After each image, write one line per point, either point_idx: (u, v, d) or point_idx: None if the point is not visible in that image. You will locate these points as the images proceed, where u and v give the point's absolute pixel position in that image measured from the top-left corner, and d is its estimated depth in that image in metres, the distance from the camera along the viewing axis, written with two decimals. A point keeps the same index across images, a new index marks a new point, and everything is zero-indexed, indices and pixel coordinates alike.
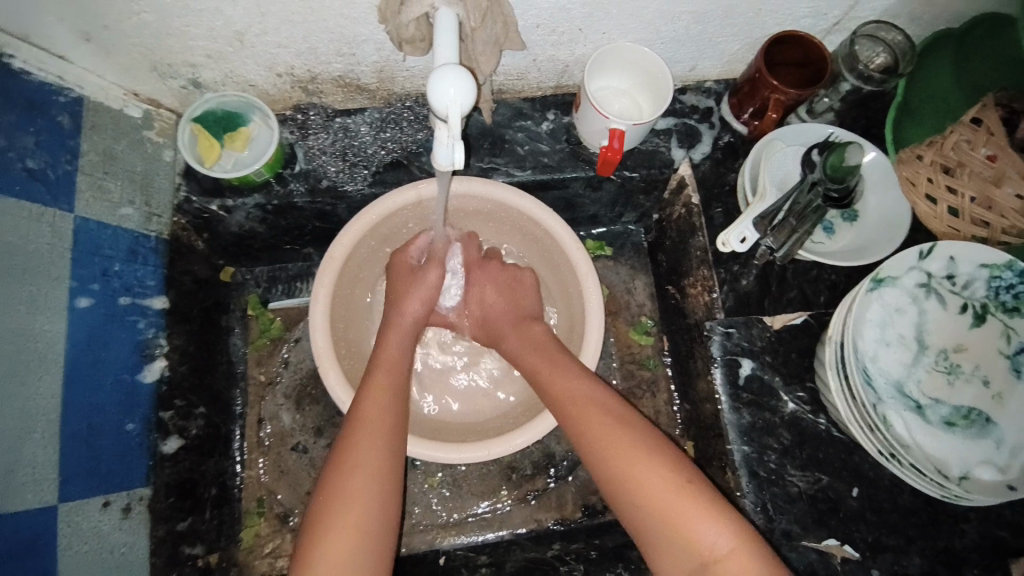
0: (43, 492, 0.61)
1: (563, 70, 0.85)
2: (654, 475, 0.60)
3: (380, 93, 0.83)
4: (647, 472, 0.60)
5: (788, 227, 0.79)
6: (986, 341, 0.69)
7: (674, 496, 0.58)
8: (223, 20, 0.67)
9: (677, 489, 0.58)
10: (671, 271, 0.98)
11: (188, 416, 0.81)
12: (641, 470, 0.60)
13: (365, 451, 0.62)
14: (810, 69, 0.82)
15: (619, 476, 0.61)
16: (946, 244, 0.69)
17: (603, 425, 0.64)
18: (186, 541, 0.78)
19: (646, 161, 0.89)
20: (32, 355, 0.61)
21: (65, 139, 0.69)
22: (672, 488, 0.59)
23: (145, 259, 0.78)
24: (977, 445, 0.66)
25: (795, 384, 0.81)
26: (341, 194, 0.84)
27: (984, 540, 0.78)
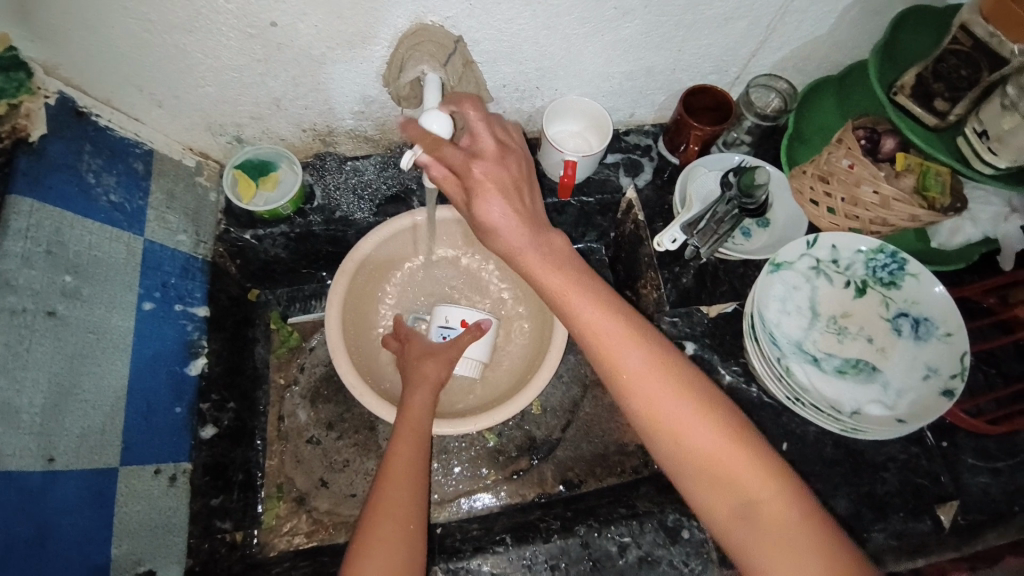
0: (110, 454, 0.75)
1: (528, 119, 1.07)
2: (715, 434, 0.64)
3: (382, 142, 1.05)
4: (710, 437, 0.64)
5: (710, 231, 0.97)
6: (869, 308, 0.88)
7: (731, 454, 0.64)
8: (265, 90, 0.89)
9: (735, 450, 0.64)
10: (627, 278, 1.17)
11: (222, 408, 0.95)
12: (702, 437, 0.64)
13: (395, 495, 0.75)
14: (720, 113, 1.05)
15: (680, 440, 0.65)
16: (827, 235, 0.89)
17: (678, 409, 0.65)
18: (218, 515, 0.91)
19: (599, 188, 1.10)
20: (108, 343, 0.78)
21: (139, 180, 0.88)
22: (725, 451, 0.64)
23: (194, 276, 0.96)
24: (865, 387, 0.83)
25: (731, 360, 0.98)
26: (351, 222, 1.05)
27: (904, 486, 0.92)
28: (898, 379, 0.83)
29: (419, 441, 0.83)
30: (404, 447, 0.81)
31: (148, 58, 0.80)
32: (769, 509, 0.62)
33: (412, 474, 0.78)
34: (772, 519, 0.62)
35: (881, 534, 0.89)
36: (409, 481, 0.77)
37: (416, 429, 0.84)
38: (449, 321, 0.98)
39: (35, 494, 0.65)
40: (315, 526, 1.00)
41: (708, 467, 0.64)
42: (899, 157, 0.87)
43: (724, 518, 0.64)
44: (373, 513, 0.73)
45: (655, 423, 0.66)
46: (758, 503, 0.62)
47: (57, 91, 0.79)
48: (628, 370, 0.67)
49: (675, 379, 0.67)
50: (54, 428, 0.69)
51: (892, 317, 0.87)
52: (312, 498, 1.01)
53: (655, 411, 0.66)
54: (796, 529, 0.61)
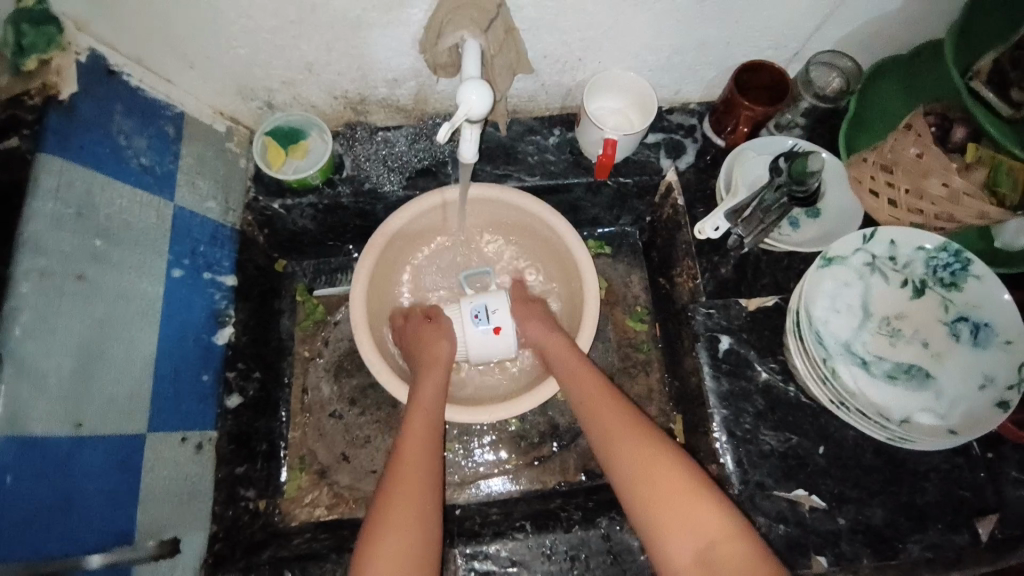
0: (136, 420, 0.75)
1: (567, 94, 1.02)
2: (679, 481, 0.71)
3: (415, 113, 1.01)
4: (673, 484, 0.71)
5: (756, 220, 0.93)
6: (925, 309, 0.82)
7: (690, 499, 0.70)
8: (298, 54, 0.86)
9: (696, 489, 0.70)
10: (662, 265, 1.13)
11: (247, 378, 0.96)
12: (667, 481, 0.71)
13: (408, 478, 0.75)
14: (777, 91, 0.98)
15: (648, 487, 0.72)
16: (886, 230, 0.82)
17: (647, 451, 0.75)
18: (241, 484, 0.92)
19: (638, 170, 1.04)
20: (136, 309, 0.77)
21: (169, 144, 0.86)
22: (688, 488, 0.71)
23: (222, 244, 0.94)
24: (916, 394, 0.78)
25: (769, 356, 0.93)
26: (380, 195, 1.01)
27: (946, 497, 0.87)
28: (953, 387, 0.78)
29: (432, 429, 0.81)
30: (415, 434, 0.80)
31: (180, 16, 0.77)
32: (725, 551, 0.65)
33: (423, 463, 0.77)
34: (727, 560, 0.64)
35: (917, 546, 0.85)
36: (420, 470, 0.76)
37: (428, 412, 0.83)
38: (492, 312, 0.95)
39: (63, 459, 0.66)
40: (336, 499, 1.00)
41: (670, 511, 0.69)
42: (970, 149, 0.79)
43: (686, 567, 0.66)
44: (384, 504, 0.72)
45: (629, 464, 0.75)
46: (713, 537, 0.66)
47: (87, 49, 0.76)
48: (612, 422, 0.80)
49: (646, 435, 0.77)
50: (81, 394, 0.69)
51: (951, 321, 0.81)
52: (333, 471, 1.01)
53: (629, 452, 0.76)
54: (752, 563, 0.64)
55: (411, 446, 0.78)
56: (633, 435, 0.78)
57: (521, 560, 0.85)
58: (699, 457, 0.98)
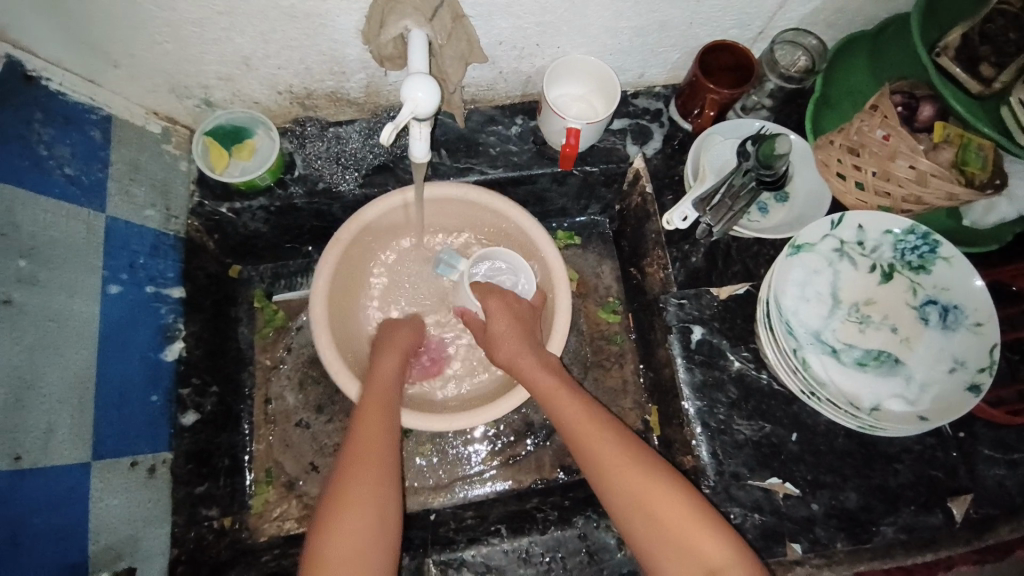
0: (81, 449, 0.71)
1: (527, 81, 0.97)
2: (675, 507, 0.70)
3: (367, 106, 0.96)
4: (669, 511, 0.69)
5: (726, 207, 0.91)
6: (894, 295, 0.82)
7: (688, 527, 0.68)
8: (232, 48, 0.80)
9: (695, 517, 0.69)
10: (632, 254, 1.10)
11: (203, 393, 0.92)
12: (668, 508, 0.69)
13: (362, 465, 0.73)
14: (740, 73, 0.94)
15: (641, 512, 0.70)
16: (855, 214, 0.81)
17: (642, 478, 0.72)
18: (203, 503, 0.88)
19: (604, 157, 1.01)
20: (71, 331, 0.72)
21: (98, 150, 0.80)
22: (686, 515, 0.69)
23: (166, 254, 0.89)
24: (887, 380, 0.78)
25: (741, 345, 0.92)
26: (336, 195, 0.96)
27: (919, 479, 0.88)
28: (922, 372, 0.78)
29: (387, 421, 0.78)
30: (368, 425, 0.76)
31: (98, 12, 0.71)
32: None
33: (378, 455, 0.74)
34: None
35: (891, 527, 0.85)
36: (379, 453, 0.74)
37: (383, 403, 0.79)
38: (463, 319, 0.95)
39: (4, 497, 0.62)
40: (306, 511, 0.98)
41: (668, 537, 0.68)
42: (938, 127, 0.78)
43: None
44: (336, 502, 0.69)
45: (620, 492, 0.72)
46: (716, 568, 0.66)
47: (4, 56, 0.69)
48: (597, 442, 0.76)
49: (632, 455, 0.74)
50: (18, 425, 0.64)
51: (920, 305, 0.80)
52: (301, 482, 0.99)
53: (623, 479, 0.72)
54: None
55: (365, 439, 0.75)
56: (623, 459, 0.74)
57: (497, 565, 0.84)
58: (674, 448, 0.97)
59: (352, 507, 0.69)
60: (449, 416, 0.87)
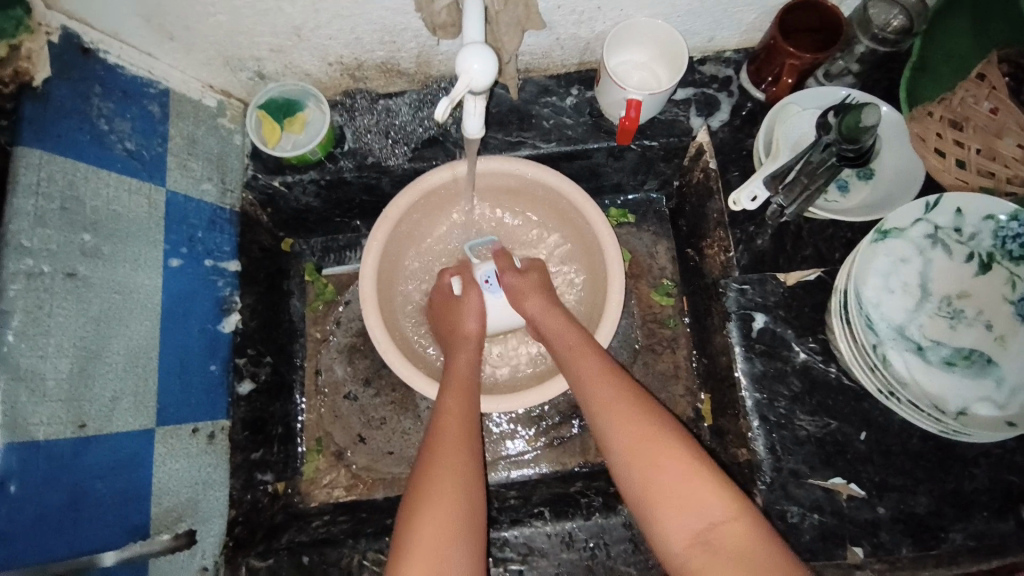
0: (144, 417, 0.74)
1: (585, 47, 0.91)
2: (681, 461, 0.67)
3: (418, 76, 0.93)
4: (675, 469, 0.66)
5: (800, 186, 0.84)
6: (990, 287, 0.73)
7: (693, 478, 0.66)
8: (283, 18, 0.79)
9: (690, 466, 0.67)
10: (690, 235, 1.04)
11: (259, 363, 0.95)
12: (675, 457, 0.67)
13: (450, 447, 0.72)
14: (825, 35, 0.85)
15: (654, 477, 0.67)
16: (953, 196, 0.73)
17: (638, 425, 0.71)
18: (259, 468, 0.92)
19: (665, 130, 0.94)
20: (135, 303, 0.74)
21: (156, 125, 0.81)
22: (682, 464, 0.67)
23: (222, 228, 0.91)
24: (976, 382, 0.70)
25: (807, 336, 0.85)
26: (385, 169, 0.94)
27: (995, 484, 0.81)
28: (1017, 374, 0.70)
29: (467, 420, 0.76)
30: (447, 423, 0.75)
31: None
32: (730, 532, 0.62)
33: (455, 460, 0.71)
34: (733, 542, 0.61)
35: (961, 535, 0.79)
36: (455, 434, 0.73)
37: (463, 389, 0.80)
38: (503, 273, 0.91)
39: (66, 462, 0.65)
40: (355, 483, 1.01)
41: (670, 493, 0.66)
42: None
43: (685, 549, 0.63)
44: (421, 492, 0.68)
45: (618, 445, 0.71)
46: (715, 521, 0.63)
47: (60, 27, 0.70)
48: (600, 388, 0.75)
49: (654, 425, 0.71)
50: (84, 393, 0.67)
51: (1019, 300, 0.72)
52: (350, 453, 1.02)
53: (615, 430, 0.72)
54: (754, 550, 0.61)
55: (442, 435, 0.73)
56: (617, 404, 0.73)
57: (540, 547, 0.84)
58: (727, 439, 0.93)
59: (434, 512, 0.65)
60: (499, 398, 0.86)
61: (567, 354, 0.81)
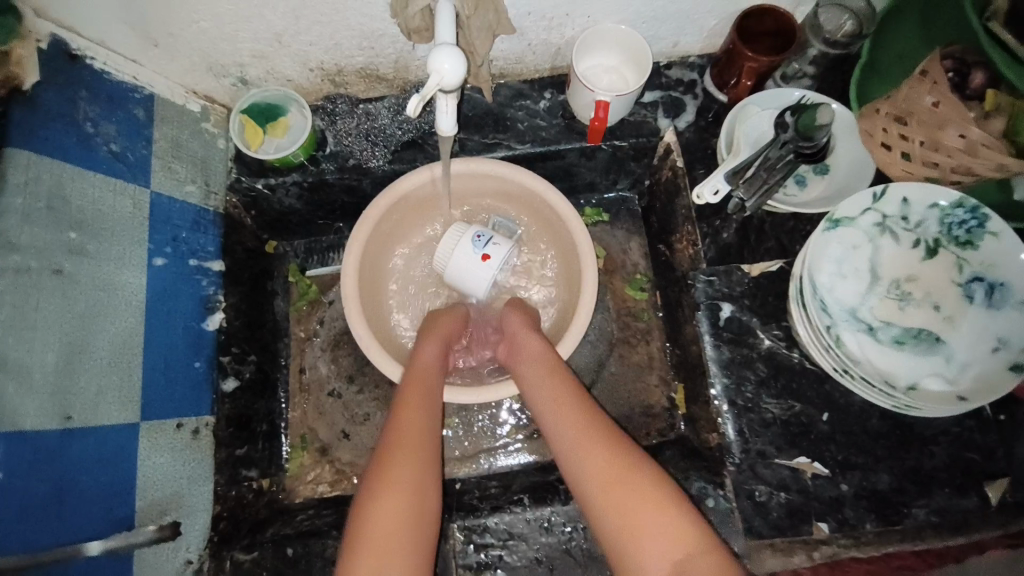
0: (128, 411, 0.76)
1: (555, 52, 0.96)
2: (652, 498, 0.70)
3: (396, 81, 0.97)
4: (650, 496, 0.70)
5: (760, 181, 0.88)
6: (937, 271, 0.78)
7: (659, 511, 0.69)
8: (265, 24, 0.83)
9: (657, 501, 0.69)
10: (661, 231, 1.08)
11: (243, 361, 0.96)
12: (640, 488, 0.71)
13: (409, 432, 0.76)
14: (780, 40, 0.91)
15: (621, 498, 0.70)
16: (898, 186, 0.78)
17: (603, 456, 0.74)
18: (243, 465, 0.93)
19: (634, 131, 0.99)
20: (119, 300, 0.76)
21: (141, 128, 0.84)
22: (650, 497, 0.70)
23: (206, 229, 0.93)
24: (925, 359, 0.75)
25: (771, 323, 0.90)
26: (365, 171, 0.98)
27: (954, 461, 0.85)
28: (964, 351, 0.74)
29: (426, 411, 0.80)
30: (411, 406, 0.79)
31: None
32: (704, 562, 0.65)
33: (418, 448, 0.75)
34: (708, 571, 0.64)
35: (923, 510, 0.83)
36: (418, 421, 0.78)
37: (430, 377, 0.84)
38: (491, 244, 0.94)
39: (53, 453, 0.66)
40: (340, 479, 1.02)
41: (640, 522, 0.68)
42: (988, 96, 0.73)
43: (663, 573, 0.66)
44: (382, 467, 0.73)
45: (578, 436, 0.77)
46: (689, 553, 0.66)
47: (48, 36, 0.73)
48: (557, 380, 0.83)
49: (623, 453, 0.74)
50: (70, 387, 0.69)
51: (965, 282, 0.77)
52: (335, 450, 1.04)
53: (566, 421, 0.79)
54: None
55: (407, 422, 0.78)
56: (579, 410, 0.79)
57: (519, 532, 0.86)
58: (699, 426, 0.97)
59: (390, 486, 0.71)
60: (477, 390, 0.90)
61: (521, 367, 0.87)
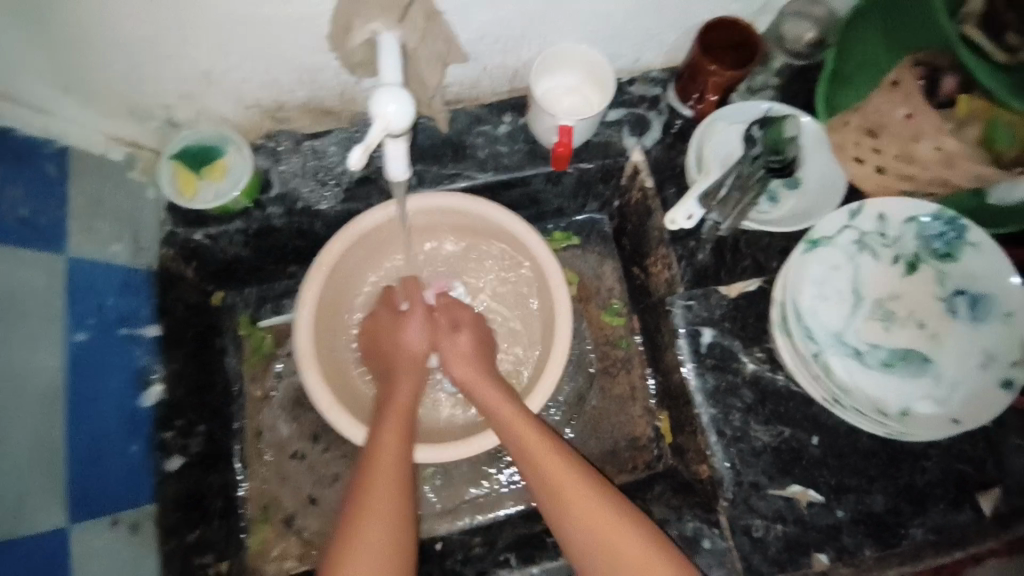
0: (55, 516, 0.67)
1: (513, 75, 0.91)
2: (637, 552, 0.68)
3: (344, 114, 0.90)
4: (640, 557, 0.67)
5: (733, 198, 0.86)
6: (920, 286, 0.76)
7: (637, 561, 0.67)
8: (189, 62, 0.75)
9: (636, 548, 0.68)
10: (634, 253, 1.04)
11: (189, 433, 0.87)
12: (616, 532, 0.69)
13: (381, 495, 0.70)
14: (745, 50, 0.87)
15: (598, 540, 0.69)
16: (874, 202, 0.75)
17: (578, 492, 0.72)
18: (196, 551, 0.83)
19: (599, 152, 0.94)
20: (35, 389, 0.67)
21: (54, 186, 0.74)
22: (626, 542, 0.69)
23: (137, 290, 0.84)
24: (915, 381, 0.72)
25: (754, 346, 0.86)
26: (316, 213, 0.90)
27: (946, 475, 0.82)
28: (954, 369, 0.72)
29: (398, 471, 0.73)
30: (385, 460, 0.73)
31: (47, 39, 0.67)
32: None
33: (386, 562, 0.67)
34: None
35: (921, 529, 0.80)
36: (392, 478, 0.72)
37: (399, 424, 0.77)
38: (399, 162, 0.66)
39: None
40: (307, 548, 0.94)
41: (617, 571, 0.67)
42: (960, 102, 0.71)
43: None
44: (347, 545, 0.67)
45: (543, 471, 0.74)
46: None
47: None
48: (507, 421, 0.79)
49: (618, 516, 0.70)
50: None
51: (949, 297, 0.74)
52: (300, 516, 0.96)
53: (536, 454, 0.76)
54: None
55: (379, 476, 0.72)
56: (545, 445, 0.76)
57: None
58: (687, 457, 0.93)
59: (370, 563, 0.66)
60: (454, 444, 0.84)
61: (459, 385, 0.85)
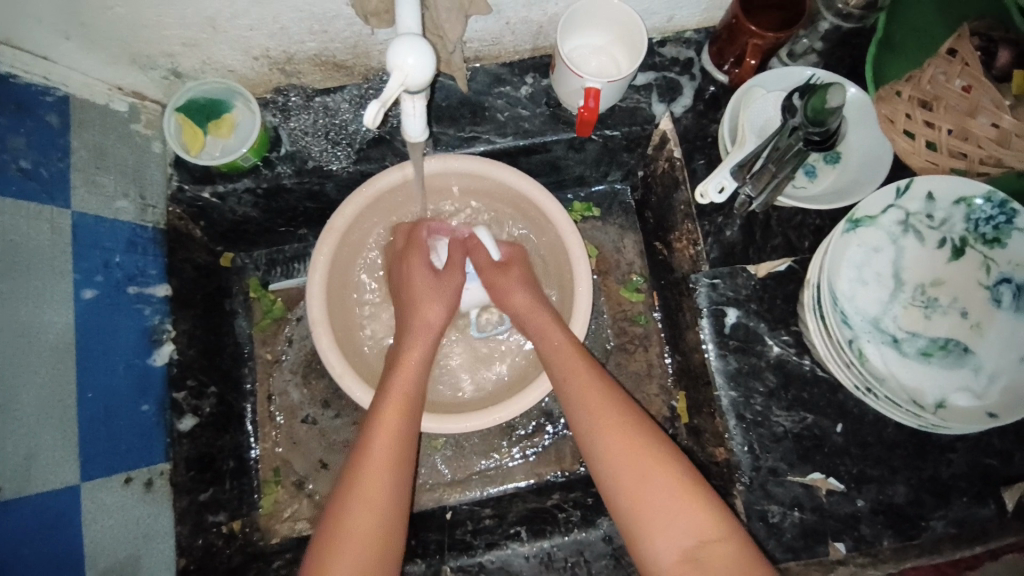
0: (65, 473, 0.66)
1: (538, 32, 0.85)
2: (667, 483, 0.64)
3: (358, 69, 0.85)
4: (678, 487, 0.64)
5: (768, 173, 0.80)
6: (964, 272, 0.71)
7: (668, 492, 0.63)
8: (193, 8, 0.70)
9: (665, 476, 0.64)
10: (657, 227, 1.00)
11: (201, 394, 0.86)
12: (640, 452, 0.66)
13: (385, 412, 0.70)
14: (789, 12, 0.81)
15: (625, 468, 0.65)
16: (924, 179, 0.70)
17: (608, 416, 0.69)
18: (209, 509, 0.83)
19: (626, 119, 0.89)
20: (45, 345, 0.66)
21: (56, 137, 0.71)
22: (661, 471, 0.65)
23: (144, 249, 0.81)
24: (953, 372, 0.69)
25: (780, 329, 0.83)
26: (327, 174, 0.86)
27: (973, 469, 0.79)
28: (994, 362, 0.68)
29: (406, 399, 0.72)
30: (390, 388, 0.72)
31: None
32: (717, 550, 0.60)
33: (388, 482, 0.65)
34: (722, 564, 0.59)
35: (942, 522, 0.78)
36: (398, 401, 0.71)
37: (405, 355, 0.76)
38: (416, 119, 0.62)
39: None
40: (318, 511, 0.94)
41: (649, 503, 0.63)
42: (1016, 76, 0.67)
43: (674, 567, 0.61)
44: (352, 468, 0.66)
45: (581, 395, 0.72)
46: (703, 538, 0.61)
47: None
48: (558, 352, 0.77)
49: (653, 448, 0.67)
50: None
51: (994, 285, 0.70)
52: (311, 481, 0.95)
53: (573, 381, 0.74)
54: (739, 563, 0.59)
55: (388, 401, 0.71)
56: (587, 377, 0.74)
57: (517, 569, 0.86)
58: (703, 438, 0.91)
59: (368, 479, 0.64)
60: (463, 416, 0.81)
61: (523, 311, 0.82)
